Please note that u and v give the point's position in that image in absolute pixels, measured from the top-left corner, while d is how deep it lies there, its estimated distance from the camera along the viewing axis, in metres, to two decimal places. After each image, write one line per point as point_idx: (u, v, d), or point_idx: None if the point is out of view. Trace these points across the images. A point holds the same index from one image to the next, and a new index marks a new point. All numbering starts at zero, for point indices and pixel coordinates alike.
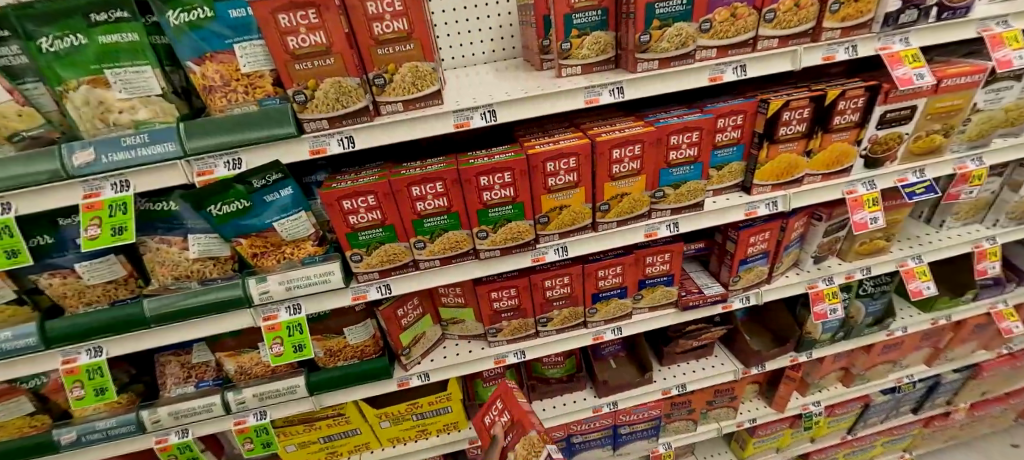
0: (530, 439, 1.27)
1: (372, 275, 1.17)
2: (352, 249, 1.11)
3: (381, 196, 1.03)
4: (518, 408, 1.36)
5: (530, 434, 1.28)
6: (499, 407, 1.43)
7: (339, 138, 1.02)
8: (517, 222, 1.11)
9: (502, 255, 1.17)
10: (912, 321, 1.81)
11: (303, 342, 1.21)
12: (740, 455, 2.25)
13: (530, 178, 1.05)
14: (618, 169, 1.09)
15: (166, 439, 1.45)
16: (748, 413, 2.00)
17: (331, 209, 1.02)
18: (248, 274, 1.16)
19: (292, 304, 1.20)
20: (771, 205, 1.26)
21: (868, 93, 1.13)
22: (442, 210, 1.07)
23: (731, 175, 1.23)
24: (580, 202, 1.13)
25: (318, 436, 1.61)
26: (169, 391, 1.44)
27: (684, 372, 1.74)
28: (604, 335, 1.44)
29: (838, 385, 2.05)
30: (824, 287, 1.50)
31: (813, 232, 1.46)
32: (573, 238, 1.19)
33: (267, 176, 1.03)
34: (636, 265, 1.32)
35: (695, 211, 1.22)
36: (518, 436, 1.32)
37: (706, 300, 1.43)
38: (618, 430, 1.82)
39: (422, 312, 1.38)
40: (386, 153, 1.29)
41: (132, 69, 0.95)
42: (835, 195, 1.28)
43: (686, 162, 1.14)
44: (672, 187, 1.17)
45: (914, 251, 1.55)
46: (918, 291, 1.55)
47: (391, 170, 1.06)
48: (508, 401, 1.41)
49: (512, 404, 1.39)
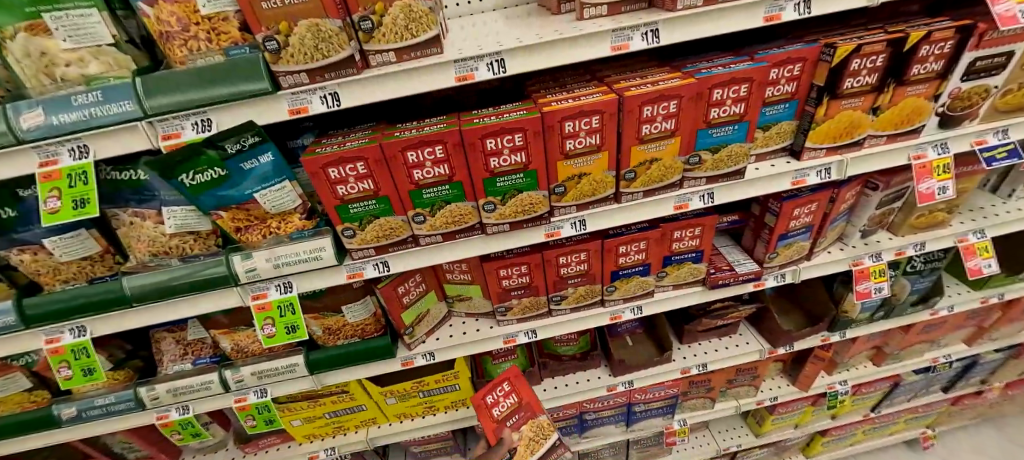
0: (540, 422, 1.32)
1: (367, 252, 1.05)
2: (343, 223, 0.98)
3: (373, 163, 0.89)
4: (530, 393, 1.37)
5: (540, 418, 1.33)
6: (506, 390, 1.37)
7: (322, 95, 0.88)
8: (529, 193, 0.97)
9: (511, 229, 1.04)
10: (960, 300, 1.64)
11: (296, 322, 1.11)
12: (757, 431, 2.17)
13: (545, 141, 0.90)
14: (648, 130, 0.93)
15: (167, 416, 1.38)
16: (769, 392, 1.89)
17: (316, 178, 0.89)
18: (232, 250, 1.04)
19: (283, 283, 1.09)
20: (823, 172, 1.10)
21: (959, 34, 0.94)
22: (443, 179, 0.93)
23: (779, 136, 1.07)
24: (602, 170, 0.98)
25: (323, 411, 1.54)
26: (167, 369, 1.36)
27: (706, 351, 1.62)
28: (622, 315, 1.32)
29: (868, 364, 1.91)
30: (870, 265, 1.35)
31: (864, 203, 1.29)
32: (592, 210, 1.05)
33: (243, 139, 0.90)
34: (662, 240, 1.18)
35: (736, 180, 1.07)
36: (526, 418, 1.33)
37: (737, 279, 1.29)
38: (631, 408, 1.73)
39: (426, 288, 1.27)
40: (382, 112, 1.14)
41: (76, 13, 0.81)
42: (901, 160, 1.12)
43: (730, 121, 0.97)
44: (710, 151, 1.01)
45: (978, 225, 1.37)
46: (977, 269, 1.39)
47: (383, 132, 0.92)
48: (516, 385, 1.38)
49: (522, 389, 1.38)
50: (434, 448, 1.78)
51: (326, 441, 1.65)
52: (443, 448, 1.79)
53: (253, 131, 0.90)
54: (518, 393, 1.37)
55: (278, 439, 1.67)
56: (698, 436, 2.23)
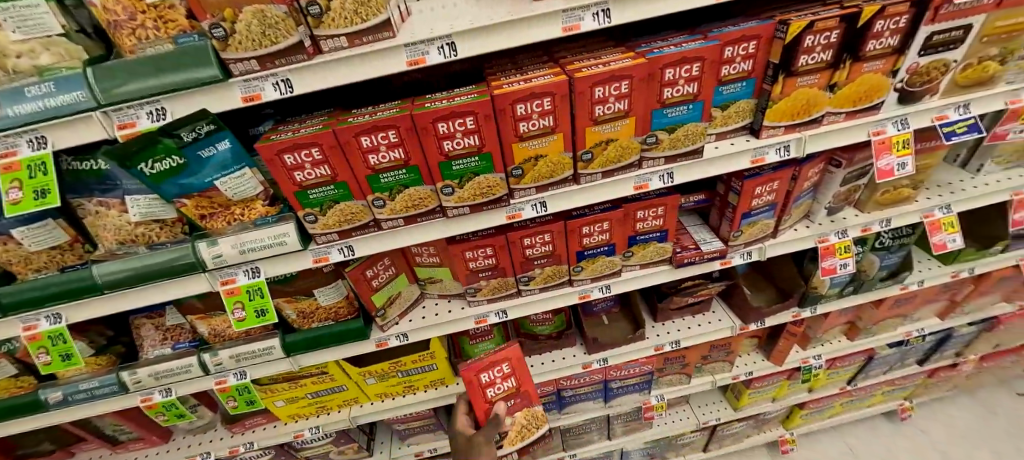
0: (534, 412, 1.44)
1: (331, 237, 1.06)
2: (304, 209, 1.00)
3: (328, 148, 0.90)
4: (528, 381, 1.41)
5: (534, 407, 1.43)
6: (504, 372, 1.36)
7: (275, 82, 0.88)
8: (486, 176, 0.99)
9: (471, 212, 1.06)
10: (930, 274, 1.66)
11: (264, 306, 1.14)
12: (735, 404, 2.23)
13: (497, 124, 0.91)
14: (601, 111, 0.94)
15: (150, 399, 1.40)
16: (744, 367, 1.93)
17: (272, 165, 0.90)
18: (198, 237, 1.05)
19: (251, 268, 1.11)
20: (783, 150, 1.11)
21: (913, 9, 0.94)
22: (400, 163, 0.94)
23: (739, 115, 1.07)
24: (558, 151, 0.99)
25: (305, 392, 1.58)
26: (147, 353, 1.39)
27: (679, 328, 1.66)
28: (591, 294, 1.35)
29: (842, 338, 1.96)
30: (836, 241, 1.37)
31: (829, 180, 1.30)
32: (551, 192, 1.06)
33: (198, 127, 0.90)
34: (625, 220, 1.20)
35: (695, 159, 1.08)
36: (521, 405, 1.42)
37: (702, 257, 1.31)
38: (608, 385, 1.78)
39: (395, 271, 1.29)
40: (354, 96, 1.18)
41: (24, 4, 0.81)
42: (861, 136, 1.13)
43: (683, 100, 0.97)
44: (666, 131, 1.02)
45: (944, 201, 1.38)
46: (942, 244, 1.41)
47: (338, 118, 0.93)
48: (515, 369, 1.38)
49: (521, 374, 1.38)
50: (417, 426, 1.83)
51: (311, 420, 1.68)
52: (424, 426, 1.84)
53: (208, 119, 0.90)
54: (517, 379, 1.38)
55: (263, 420, 1.71)
56: (678, 411, 2.29)
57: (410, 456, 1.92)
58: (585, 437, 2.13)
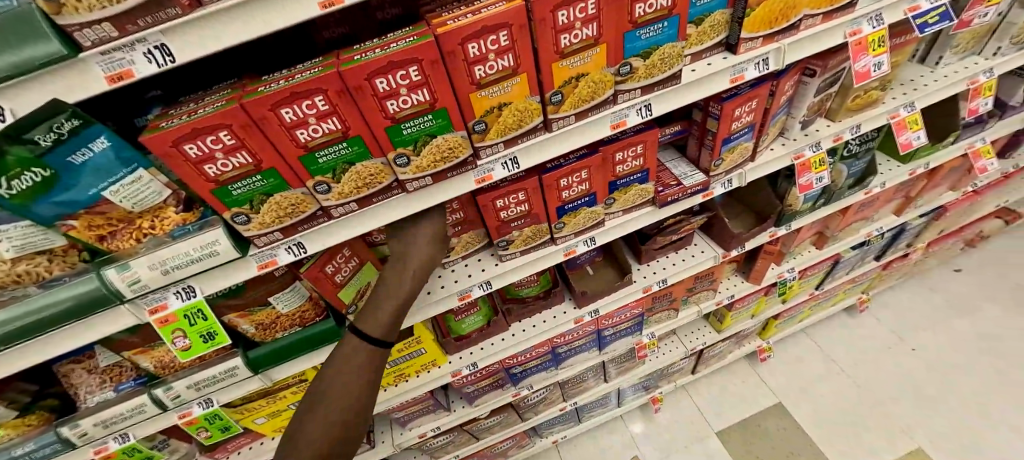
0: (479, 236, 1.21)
1: (273, 236, 0.89)
2: (230, 210, 0.81)
3: (241, 129, 0.71)
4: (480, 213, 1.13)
5: (479, 233, 1.20)
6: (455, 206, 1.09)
7: (145, 52, 0.67)
8: (445, 136, 0.83)
9: (435, 182, 0.91)
10: (892, 175, 1.68)
11: (211, 329, 0.97)
12: (718, 328, 2.29)
13: (446, 71, 0.75)
14: (567, 40, 0.79)
15: (105, 449, 1.18)
16: (726, 291, 1.96)
17: (170, 160, 0.71)
18: (103, 263, 0.85)
19: (183, 288, 0.92)
20: (762, 64, 1.02)
21: None
22: (337, 135, 0.77)
23: (714, 30, 0.96)
24: (524, 96, 0.85)
25: (287, 404, 1.39)
26: (86, 401, 1.13)
27: (665, 266, 1.61)
28: (577, 249, 1.26)
29: (811, 248, 2.00)
30: (811, 156, 1.32)
31: (803, 91, 1.22)
32: (521, 145, 0.93)
33: (56, 125, 0.68)
34: (605, 165, 1.09)
35: (673, 86, 0.97)
36: (469, 231, 1.17)
37: (686, 193, 1.24)
38: (601, 334, 1.75)
39: (359, 261, 1.11)
40: (271, 57, 0.99)
41: None
42: (837, 39, 1.05)
43: (658, 17, 0.84)
44: (641, 57, 0.89)
45: (909, 99, 1.36)
46: (908, 143, 1.40)
47: (244, 88, 0.73)
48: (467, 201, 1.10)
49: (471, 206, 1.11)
50: (416, 410, 1.72)
51: None
52: (423, 409, 1.73)
53: (68, 113, 0.68)
54: (468, 211, 1.12)
55: (247, 439, 1.52)
56: (667, 343, 2.32)
57: (413, 440, 1.81)
58: (583, 385, 2.13)
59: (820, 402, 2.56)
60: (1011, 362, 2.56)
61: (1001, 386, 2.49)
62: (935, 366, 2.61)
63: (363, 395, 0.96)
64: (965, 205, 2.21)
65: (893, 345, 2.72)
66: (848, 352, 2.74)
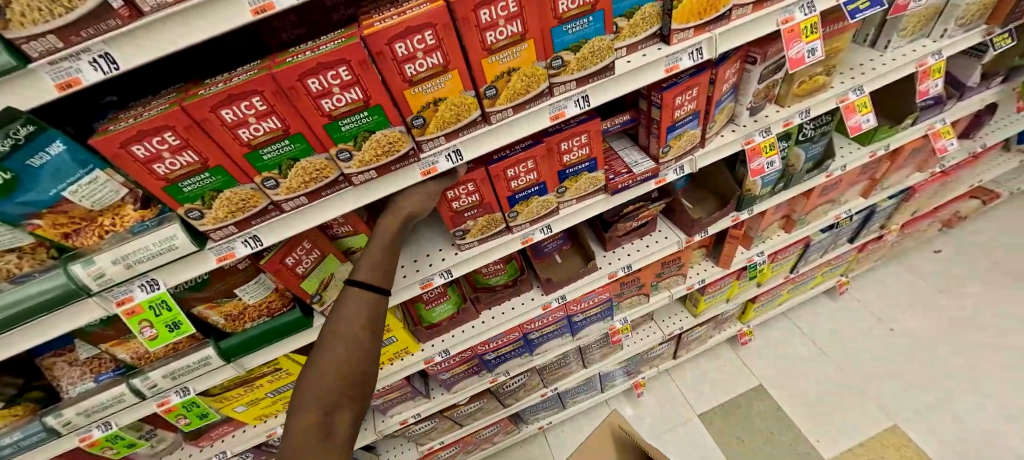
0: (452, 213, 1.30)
1: (228, 230, 0.94)
2: (183, 206, 0.87)
3: (185, 130, 0.76)
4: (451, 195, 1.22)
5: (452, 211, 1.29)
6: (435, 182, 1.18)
7: (91, 60, 0.72)
8: (384, 131, 0.88)
9: (379, 175, 0.96)
10: (852, 158, 1.72)
11: (176, 319, 1.03)
12: (694, 312, 2.34)
13: (375, 70, 0.79)
14: (493, 37, 0.84)
15: (90, 436, 1.25)
16: (697, 276, 2.01)
17: (120, 161, 0.76)
18: (70, 259, 0.90)
19: (147, 281, 0.98)
20: (696, 53, 1.06)
21: None
22: (278, 133, 0.82)
23: (646, 22, 1.00)
24: (458, 91, 0.89)
25: (264, 392, 1.45)
26: (69, 392, 1.20)
27: (629, 253, 1.66)
28: (534, 236, 1.31)
29: (781, 232, 2.04)
30: (761, 141, 1.36)
31: (747, 78, 1.26)
32: (462, 138, 0.98)
33: (13, 131, 0.72)
34: (551, 155, 1.13)
35: (607, 77, 1.01)
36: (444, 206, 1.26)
37: (635, 180, 1.29)
38: (571, 319, 1.80)
39: (320, 253, 1.17)
40: (225, 59, 1.04)
41: None
42: (769, 27, 1.09)
43: (582, 13, 0.89)
44: (571, 51, 0.93)
45: (857, 83, 1.39)
46: (857, 126, 1.44)
47: (187, 92, 0.79)
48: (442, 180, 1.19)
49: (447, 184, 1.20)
50: (395, 397, 1.78)
51: (281, 416, 1.59)
52: (402, 395, 1.80)
53: (23, 119, 0.73)
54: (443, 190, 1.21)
55: (231, 427, 1.59)
56: (645, 329, 2.37)
57: (395, 426, 1.88)
58: (561, 371, 2.19)
59: (800, 382, 2.62)
60: (988, 340, 2.61)
61: (978, 364, 2.54)
62: (914, 346, 2.65)
63: (355, 354, 0.98)
64: (934, 186, 2.24)
65: (872, 327, 2.76)
66: (828, 334, 2.78)
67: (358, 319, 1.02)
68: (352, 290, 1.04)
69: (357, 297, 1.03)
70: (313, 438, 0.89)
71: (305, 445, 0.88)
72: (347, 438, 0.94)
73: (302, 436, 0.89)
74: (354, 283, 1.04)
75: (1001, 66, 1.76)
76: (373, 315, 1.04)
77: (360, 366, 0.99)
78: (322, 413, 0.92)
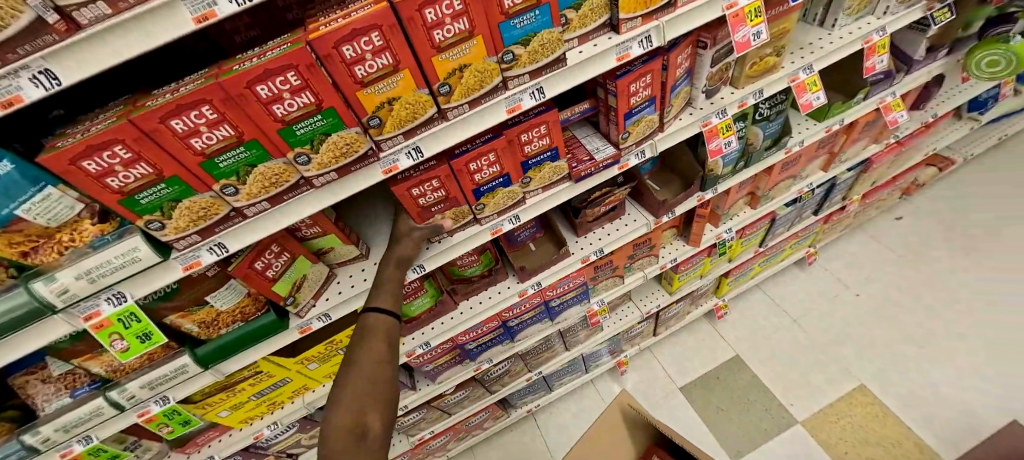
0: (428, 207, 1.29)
1: (192, 238, 0.95)
2: (142, 217, 0.87)
3: (135, 142, 0.76)
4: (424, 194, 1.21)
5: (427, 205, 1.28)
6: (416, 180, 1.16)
7: (32, 76, 0.70)
8: (340, 133, 0.90)
9: (340, 176, 0.98)
10: (808, 134, 1.77)
11: (147, 330, 1.04)
12: (670, 290, 2.40)
13: (325, 73, 0.80)
14: (440, 36, 0.85)
15: (71, 451, 1.25)
16: (669, 255, 2.07)
17: (72, 178, 0.76)
18: (30, 277, 0.89)
19: (113, 294, 0.98)
20: (645, 41, 1.08)
21: None
22: (233, 141, 0.82)
23: (594, 13, 1.02)
24: (411, 90, 0.90)
25: (247, 395, 1.47)
26: (44, 408, 1.19)
27: (599, 237, 1.70)
28: (502, 227, 1.34)
29: (747, 209, 2.11)
30: (718, 122, 1.40)
31: (700, 62, 1.30)
32: (421, 135, 0.99)
33: None
34: (512, 147, 1.16)
35: (560, 68, 1.04)
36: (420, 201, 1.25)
37: (597, 167, 1.31)
38: (548, 305, 1.84)
39: (290, 255, 1.18)
40: (175, 63, 1.03)
41: None
42: (715, 12, 1.13)
43: (528, 7, 0.90)
44: (521, 45, 0.95)
45: (806, 62, 1.44)
46: (808, 104, 1.48)
47: (135, 105, 0.78)
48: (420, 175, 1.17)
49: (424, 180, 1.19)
50: None
51: (266, 417, 1.60)
52: None
53: None
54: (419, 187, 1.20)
55: (216, 432, 1.60)
56: (623, 309, 2.43)
57: None
58: (545, 355, 2.24)
59: (775, 352, 2.72)
60: (948, 301, 2.73)
61: (939, 325, 2.66)
62: (880, 309, 2.77)
63: (376, 362, 1.02)
64: (890, 156, 2.32)
65: (841, 294, 2.87)
66: (800, 303, 2.88)
67: (380, 333, 1.08)
68: (371, 314, 1.11)
69: (375, 319, 1.10)
70: (348, 440, 0.90)
71: (346, 447, 0.89)
72: (382, 436, 0.94)
73: (338, 440, 0.90)
74: (373, 309, 1.12)
75: (945, 38, 1.83)
76: (391, 329, 1.10)
77: (383, 371, 1.02)
78: (354, 417, 0.93)
